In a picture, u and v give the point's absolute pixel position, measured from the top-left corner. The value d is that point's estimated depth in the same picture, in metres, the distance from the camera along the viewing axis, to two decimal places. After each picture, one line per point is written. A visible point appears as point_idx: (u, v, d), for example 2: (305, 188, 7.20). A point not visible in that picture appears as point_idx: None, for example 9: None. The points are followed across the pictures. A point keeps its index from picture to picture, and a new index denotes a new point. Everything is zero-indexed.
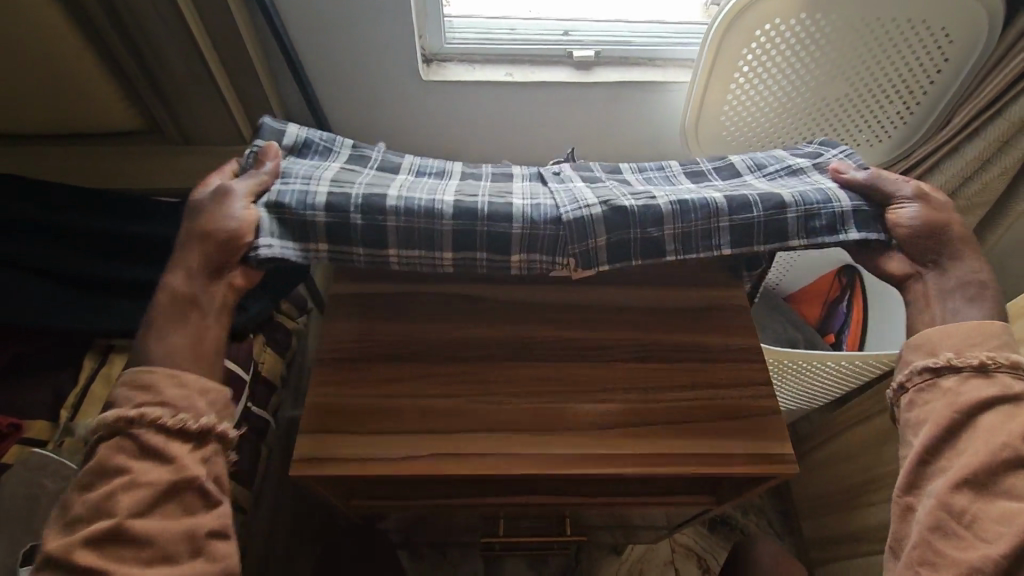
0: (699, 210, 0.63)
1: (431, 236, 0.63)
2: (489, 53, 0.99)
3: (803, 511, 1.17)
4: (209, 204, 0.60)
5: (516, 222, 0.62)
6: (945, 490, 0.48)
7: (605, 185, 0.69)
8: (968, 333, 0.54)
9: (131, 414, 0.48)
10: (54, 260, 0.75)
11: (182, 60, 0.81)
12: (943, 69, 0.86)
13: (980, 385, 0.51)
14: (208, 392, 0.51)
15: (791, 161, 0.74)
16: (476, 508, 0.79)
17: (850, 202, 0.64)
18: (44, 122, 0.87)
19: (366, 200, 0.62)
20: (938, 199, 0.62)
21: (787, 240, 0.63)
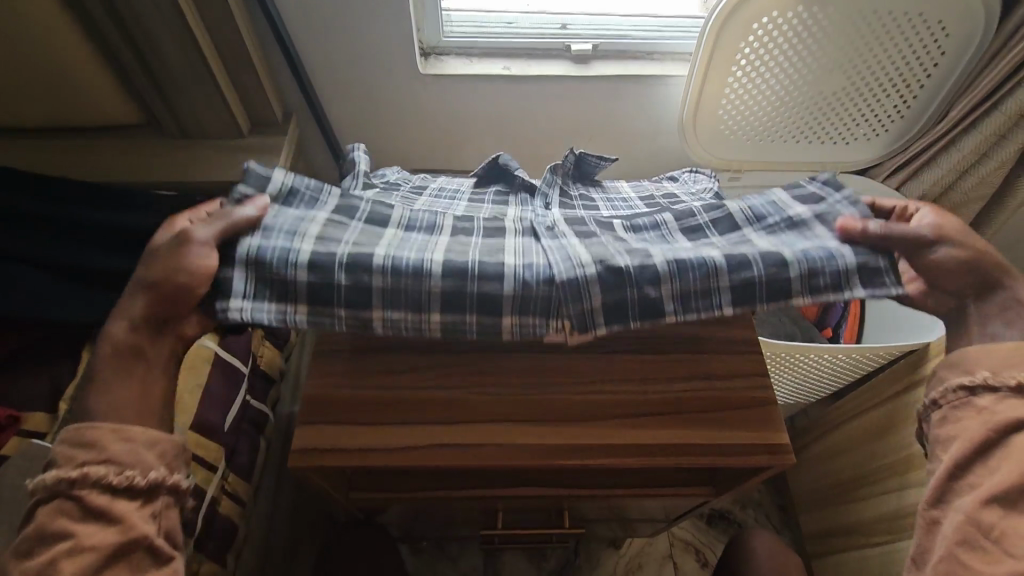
0: (697, 269, 0.56)
1: (420, 302, 0.56)
2: (487, 47, 0.99)
3: (801, 506, 1.17)
4: (168, 253, 0.53)
5: (508, 282, 0.56)
6: (973, 505, 0.46)
7: (594, 243, 0.61)
8: (1005, 352, 0.50)
9: (72, 474, 0.43)
10: (53, 252, 0.75)
11: (178, 52, 0.81)
12: (940, 61, 0.86)
13: (1018, 406, 0.48)
14: (160, 443, 0.47)
15: (792, 209, 0.65)
16: (474, 502, 0.79)
17: (856, 257, 0.57)
18: (42, 115, 0.86)
19: (352, 257, 0.56)
20: (959, 236, 0.55)
21: (788, 300, 0.57)
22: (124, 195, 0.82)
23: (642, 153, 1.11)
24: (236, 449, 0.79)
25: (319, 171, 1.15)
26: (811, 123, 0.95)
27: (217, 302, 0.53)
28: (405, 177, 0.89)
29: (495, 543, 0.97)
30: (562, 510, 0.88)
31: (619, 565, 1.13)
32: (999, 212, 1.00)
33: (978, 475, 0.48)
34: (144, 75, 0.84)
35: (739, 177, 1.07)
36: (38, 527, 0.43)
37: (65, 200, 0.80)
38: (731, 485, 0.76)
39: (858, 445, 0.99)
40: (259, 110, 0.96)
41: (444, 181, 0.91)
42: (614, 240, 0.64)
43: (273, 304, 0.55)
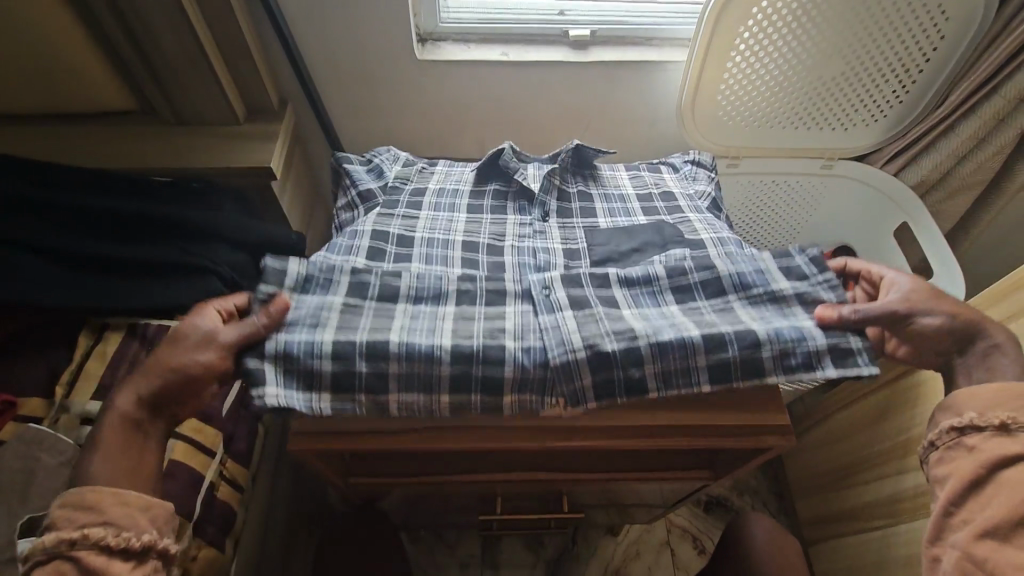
0: (677, 348, 0.60)
1: (430, 383, 0.59)
2: (484, 33, 0.98)
3: (796, 492, 1.18)
4: (191, 345, 0.57)
5: (507, 365, 0.59)
6: (968, 541, 0.48)
7: (586, 320, 0.62)
8: (992, 394, 0.53)
9: (74, 536, 0.46)
10: (45, 235, 0.73)
11: (173, 39, 0.80)
12: (939, 47, 0.86)
13: (1004, 443, 0.50)
14: (153, 508, 0.50)
15: (776, 281, 0.67)
16: (473, 486, 0.80)
17: (825, 339, 0.61)
18: (36, 99, 0.85)
19: (370, 343, 0.59)
20: (937, 306, 0.59)
21: (763, 377, 0.60)
22: (122, 181, 0.82)
23: (641, 139, 1.11)
24: (234, 435, 0.79)
25: (315, 159, 1.14)
26: (811, 109, 0.94)
27: (252, 392, 0.57)
28: (408, 173, 0.88)
29: (494, 530, 0.97)
30: (561, 495, 0.88)
31: (617, 552, 1.14)
32: (997, 200, 1.00)
33: (969, 508, 0.50)
34: (139, 61, 0.83)
35: (737, 163, 1.04)
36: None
37: (60, 186, 0.79)
38: (731, 467, 0.76)
39: (855, 433, 1.00)
40: (257, 98, 0.96)
41: (441, 173, 0.90)
42: (609, 309, 0.65)
43: (300, 392, 0.58)
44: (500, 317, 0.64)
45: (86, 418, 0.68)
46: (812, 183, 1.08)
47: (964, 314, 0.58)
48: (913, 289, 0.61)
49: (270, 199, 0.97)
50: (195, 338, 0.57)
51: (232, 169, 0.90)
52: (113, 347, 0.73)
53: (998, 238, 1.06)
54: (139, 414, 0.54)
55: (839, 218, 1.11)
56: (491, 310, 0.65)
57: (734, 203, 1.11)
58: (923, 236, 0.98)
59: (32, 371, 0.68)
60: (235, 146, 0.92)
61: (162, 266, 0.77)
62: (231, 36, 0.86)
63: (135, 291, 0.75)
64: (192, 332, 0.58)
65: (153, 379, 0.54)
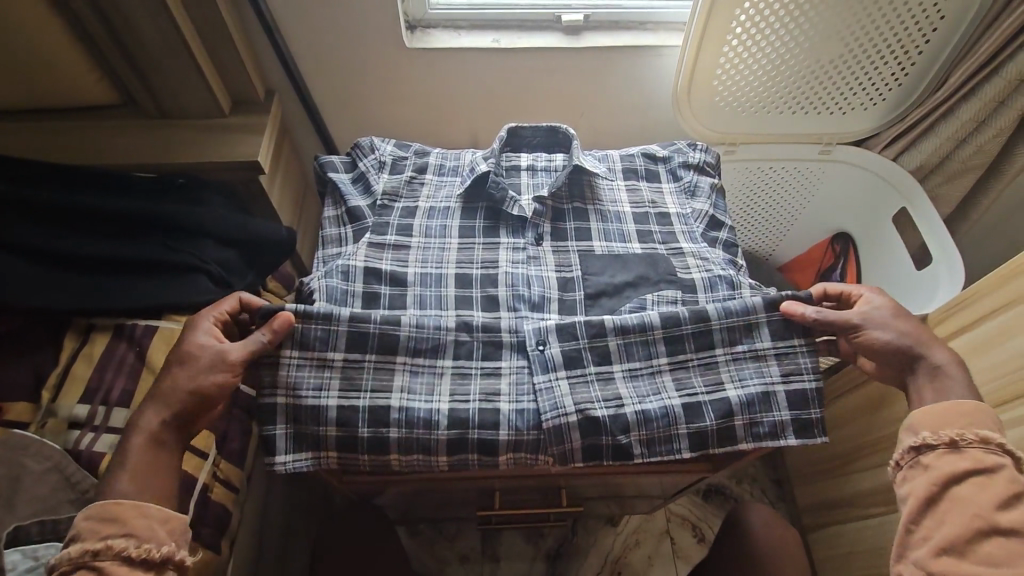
0: (660, 418, 0.65)
1: (429, 447, 0.64)
2: (476, 18, 0.96)
3: (795, 480, 1.18)
4: (200, 367, 0.60)
5: (502, 430, 0.64)
6: (929, 559, 0.51)
7: (578, 383, 0.66)
8: (940, 415, 0.56)
9: (97, 546, 0.51)
10: (26, 236, 0.72)
11: (154, 32, 0.78)
12: (939, 27, 0.85)
13: (954, 460, 0.54)
14: (168, 521, 0.54)
15: (760, 337, 0.67)
16: (472, 481, 0.79)
17: (788, 411, 0.66)
18: (14, 93, 0.82)
19: (372, 408, 0.64)
20: (899, 327, 0.62)
21: (734, 445, 0.66)
22: (103, 177, 0.80)
23: (637, 125, 1.09)
24: (226, 435, 0.77)
25: (303, 150, 1.12)
26: (811, 93, 0.93)
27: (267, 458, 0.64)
28: (397, 187, 0.82)
29: (492, 524, 0.97)
30: (560, 489, 0.88)
31: (616, 542, 1.14)
32: (995, 183, 0.99)
33: (929, 525, 0.53)
34: (119, 54, 0.80)
35: (736, 150, 1.02)
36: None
37: (43, 184, 0.77)
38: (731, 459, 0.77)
39: (851, 421, 0.99)
40: (241, 89, 0.93)
41: (432, 183, 0.84)
42: (601, 367, 0.67)
43: (308, 454, 0.64)
44: (496, 374, 0.67)
45: (73, 422, 0.66)
46: (811, 169, 1.07)
47: (916, 338, 0.61)
48: (892, 310, 0.64)
49: (258, 192, 0.95)
50: (208, 357, 0.61)
51: (219, 163, 0.88)
52: (100, 349, 0.71)
53: (995, 221, 1.05)
54: (164, 434, 0.58)
55: (838, 207, 1.10)
56: (486, 366, 0.67)
57: (733, 189, 1.10)
58: (924, 225, 0.96)
59: (15, 376, 0.67)
60: (221, 140, 0.90)
61: (149, 263, 0.75)
62: (215, 27, 0.83)
63: (121, 293, 0.73)
64: (197, 351, 0.61)
65: (174, 402, 0.58)
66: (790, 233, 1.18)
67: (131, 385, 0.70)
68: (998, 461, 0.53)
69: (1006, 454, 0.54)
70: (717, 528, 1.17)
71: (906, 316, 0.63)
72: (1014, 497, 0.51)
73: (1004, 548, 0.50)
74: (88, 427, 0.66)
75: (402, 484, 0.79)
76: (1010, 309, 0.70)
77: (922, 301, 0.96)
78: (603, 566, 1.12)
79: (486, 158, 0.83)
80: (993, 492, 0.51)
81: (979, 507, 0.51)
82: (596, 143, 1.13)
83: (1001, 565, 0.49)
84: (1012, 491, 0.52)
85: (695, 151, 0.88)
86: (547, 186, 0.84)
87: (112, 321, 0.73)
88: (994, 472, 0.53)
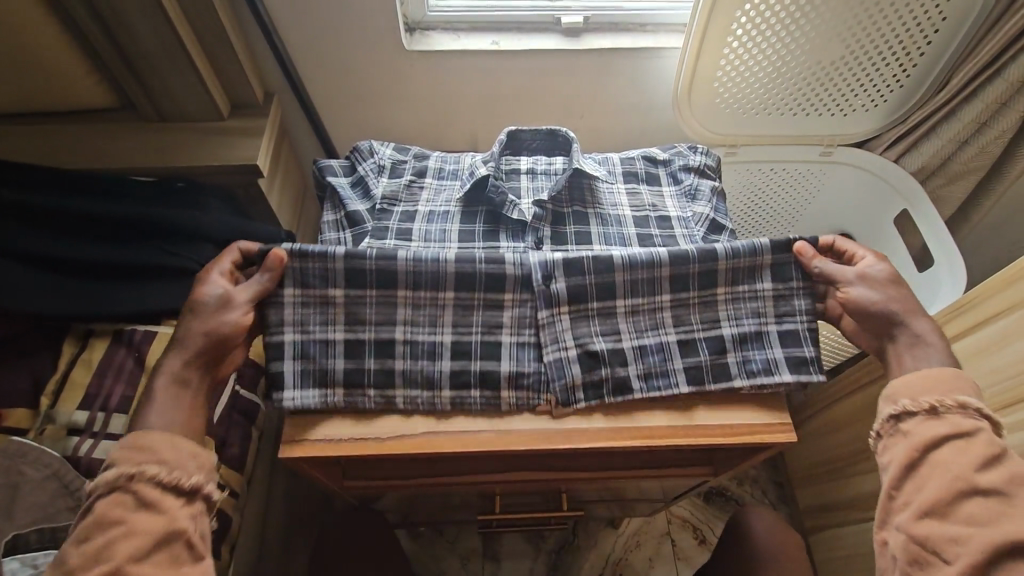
0: (656, 351, 0.68)
1: (432, 379, 0.66)
2: (475, 21, 0.95)
3: (797, 482, 1.17)
4: (212, 308, 0.61)
5: (504, 362, 0.66)
6: (911, 523, 0.51)
7: (579, 318, 0.68)
8: (922, 380, 0.57)
9: (131, 470, 0.52)
10: (26, 242, 0.72)
11: (151, 35, 0.78)
12: (941, 28, 0.84)
13: (933, 425, 0.54)
14: (197, 456, 0.55)
15: (762, 281, 0.68)
16: (473, 485, 0.79)
17: (782, 349, 0.68)
18: (13, 96, 0.82)
19: (378, 341, 0.66)
20: (894, 297, 0.62)
21: (731, 383, 0.67)
22: (102, 182, 0.80)
23: (638, 128, 1.09)
24: (225, 441, 0.77)
25: (302, 153, 1.11)
26: (809, 96, 0.93)
27: (273, 394, 0.64)
28: (396, 191, 0.82)
29: (493, 527, 0.97)
30: (561, 493, 0.87)
31: (618, 544, 1.14)
32: (996, 184, 0.99)
33: (910, 492, 0.53)
34: (116, 56, 0.79)
35: (737, 152, 1.02)
36: (98, 516, 0.51)
37: (41, 189, 0.77)
38: (732, 464, 0.76)
39: (852, 423, 0.98)
40: (240, 92, 0.93)
41: (431, 188, 0.84)
42: (603, 303, 0.68)
43: (315, 390, 0.65)
44: (500, 307, 0.67)
45: (72, 428, 0.67)
46: (813, 171, 1.06)
47: (902, 306, 0.62)
48: (891, 275, 0.63)
49: (257, 195, 0.95)
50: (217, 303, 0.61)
51: (217, 167, 0.88)
52: (99, 355, 0.71)
53: (997, 221, 1.05)
54: (189, 374, 0.59)
55: (840, 209, 1.09)
56: (489, 298, 0.67)
57: (733, 192, 1.09)
58: (924, 223, 0.96)
59: (13, 383, 0.66)
60: (219, 143, 0.89)
61: (148, 269, 0.75)
62: (213, 31, 0.83)
63: (120, 297, 0.73)
64: (207, 298, 0.61)
65: (194, 346, 0.59)
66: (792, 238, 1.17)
67: (130, 390, 0.69)
68: (976, 424, 0.53)
69: (984, 418, 0.54)
70: (719, 530, 1.17)
71: (900, 284, 0.63)
72: (995, 459, 0.52)
73: (986, 508, 0.50)
74: (87, 433, 0.66)
75: (402, 489, 0.79)
76: (1010, 312, 0.69)
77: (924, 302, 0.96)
78: (604, 569, 1.11)
79: (486, 162, 0.83)
80: (972, 455, 0.51)
81: (959, 469, 0.51)
82: (597, 146, 1.12)
83: (980, 525, 0.49)
84: (991, 452, 0.52)
85: (695, 155, 0.88)
86: (547, 189, 0.84)
87: (111, 327, 0.73)
88: (972, 436, 0.53)
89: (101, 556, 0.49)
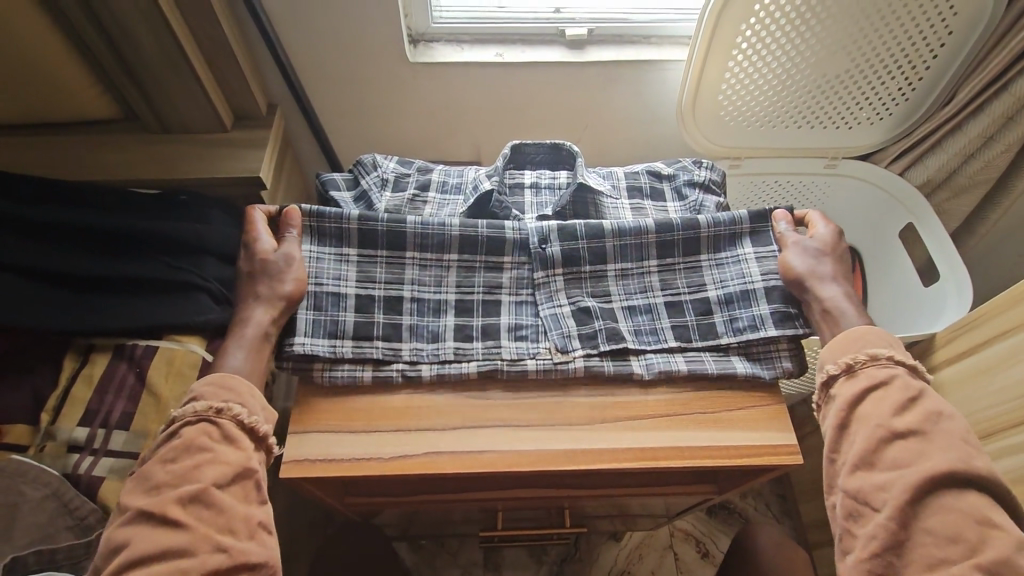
0: (644, 311, 0.72)
1: (437, 333, 0.70)
2: (478, 33, 0.95)
3: (802, 496, 1.16)
4: (271, 269, 0.68)
5: (504, 316, 0.71)
6: (848, 479, 0.55)
7: (572, 280, 0.73)
8: (837, 344, 0.63)
9: (221, 404, 0.59)
10: (32, 257, 0.72)
11: (157, 48, 0.78)
12: (947, 42, 0.84)
13: (850, 384, 0.60)
14: (267, 410, 0.62)
15: (742, 249, 0.74)
16: (474, 502, 0.78)
17: (768, 305, 0.70)
18: (21, 108, 0.82)
19: (387, 297, 0.71)
20: (824, 269, 0.69)
21: (717, 339, 0.70)
22: (103, 193, 0.80)
23: (641, 140, 1.08)
24: None
25: (306, 164, 1.12)
26: (814, 109, 0.92)
27: (286, 340, 0.67)
28: (398, 206, 0.82)
29: (495, 542, 0.96)
30: (564, 509, 0.87)
31: (620, 557, 1.13)
32: (1002, 199, 0.98)
33: (846, 450, 0.58)
34: (118, 65, 0.79)
35: (742, 164, 1.01)
36: (186, 441, 0.56)
37: (40, 203, 0.77)
38: (735, 483, 0.76)
39: None
40: (243, 104, 0.92)
41: (434, 202, 0.84)
42: (595, 266, 0.74)
43: (325, 338, 0.67)
44: (500, 268, 0.73)
45: (72, 445, 0.66)
46: (819, 182, 1.06)
47: (817, 274, 0.69)
48: (833, 250, 0.71)
49: (260, 207, 0.95)
50: (271, 263, 0.68)
51: (219, 180, 0.88)
52: (100, 370, 0.71)
53: (1004, 234, 1.05)
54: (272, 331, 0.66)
55: (846, 217, 1.08)
56: (490, 260, 0.73)
57: (738, 204, 1.09)
58: (926, 233, 0.95)
59: (13, 399, 0.67)
60: (222, 155, 0.89)
61: (150, 282, 0.74)
62: (218, 43, 0.83)
63: (127, 310, 0.72)
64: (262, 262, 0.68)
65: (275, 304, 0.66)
66: None
67: (131, 407, 0.69)
68: (891, 372, 0.59)
69: (899, 365, 0.60)
70: (723, 545, 1.16)
71: (826, 255, 0.71)
72: (911, 401, 0.57)
73: (906, 450, 0.54)
74: (87, 450, 0.66)
75: (404, 504, 0.79)
76: (1010, 336, 0.70)
77: (932, 319, 0.94)
78: None
79: (490, 176, 0.82)
80: (888, 402, 0.57)
81: (877, 418, 0.56)
82: (601, 158, 1.12)
83: (903, 467, 0.53)
84: (907, 395, 0.57)
85: (700, 170, 0.87)
86: (551, 204, 0.84)
87: (112, 341, 0.72)
88: (888, 384, 0.58)
89: (185, 479, 0.54)
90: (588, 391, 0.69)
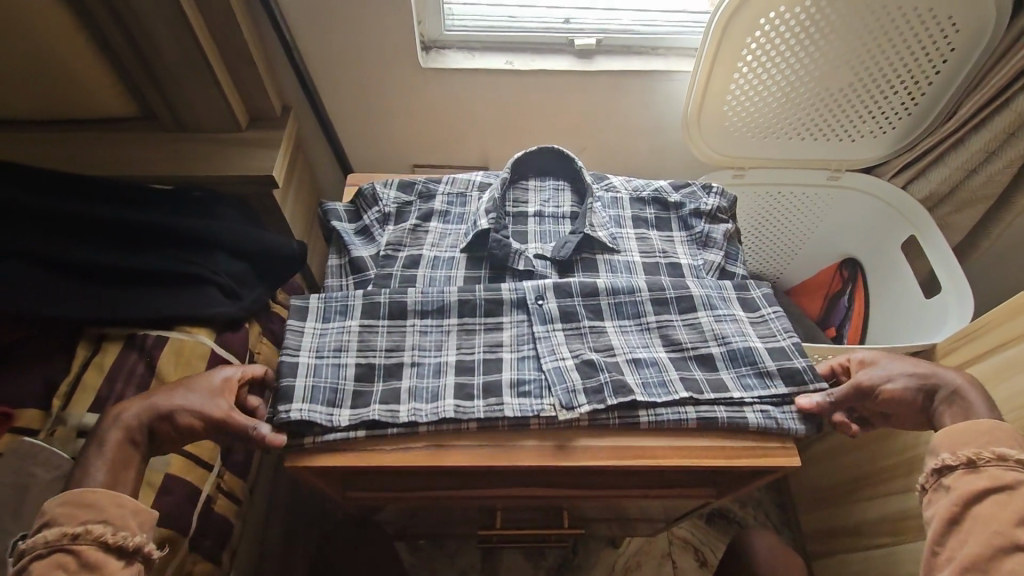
0: (650, 365, 0.71)
1: (436, 392, 0.68)
2: (490, 40, 0.97)
3: (800, 506, 1.16)
4: (200, 396, 0.61)
5: (505, 371, 0.70)
6: None
7: (571, 335, 0.73)
8: (954, 434, 0.56)
9: (76, 529, 0.50)
10: (53, 248, 0.74)
11: (175, 48, 0.80)
12: (949, 58, 0.85)
13: (971, 479, 0.53)
14: (139, 513, 0.53)
15: (735, 311, 0.76)
16: (474, 500, 0.79)
17: (773, 361, 0.70)
18: (42, 103, 0.85)
19: (387, 365, 0.70)
20: (938, 389, 0.61)
21: (730, 394, 0.68)
22: (119, 188, 0.82)
23: (647, 149, 1.10)
24: (231, 448, 0.79)
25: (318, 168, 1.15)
26: (817, 121, 0.94)
27: (280, 407, 0.65)
28: (400, 237, 0.83)
29: (493, 542, 0.96)
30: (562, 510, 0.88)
31: (619, 563, 1.13)
32: (1005, 214, 0.99)
33: (952, 547, 0.51)
34: (137, 61, 0.81)
35: (744, 174, 1.03)
36: None
37: (55, 194, 0.78)
38: (736, 484, 0.75)
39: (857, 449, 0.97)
40: (257, 104, 0.94)
41: (436, 231, 0.85)
42: (593, 322, 0.75)
43: (323, 406, 0.66)
44: (499, 329, 0.74)
45: (83, 431, 0.67)
46: (823, 196, 1.07)
47: (927, 392, 0.61)
48: (925, 368, 0.63)
49: (271, 206, 0.97)
50: (204, 393, 0.61)
51: (237, 176, 0.90)
52: (111, 359, 0.72)
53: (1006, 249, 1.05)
54: (139, 435, 0.58)
55: (848, 236, 1.09)
56: (489, 322, 0.74)
57: (745, 215, 1.10)
58: (934, 254, 0.95)
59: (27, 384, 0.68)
60: (236, 154, 0.91)
61: (163, 277, 0.76)
62: (235, 44, 0.85)
63: (141, 301, 0.74)
64: (208, 385, 0.62)
65: (159, 411, 0.59)
66: (797, 258, 1.16)
67: None
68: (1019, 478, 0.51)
69: None
70: (720, 553, 1.16)
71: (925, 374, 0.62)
72: None
73: None
74: None
75: (404, 501, 0.80)
76: (1009, 349, 0.70)
77: (931, 324, 0.95)
78: None
79: (487, 211, 0.83)
80: (1012, 508, 0.50)
81: (999, 523, 0.50)
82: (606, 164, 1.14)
83: None
84: None
85: (709, 197, 0.88)
86: (553, 233, 0.86)
87: (125, 331, 0.74)
88: (1014, 489, 0.51)
89: None
90: (593, 436, 0.67)
